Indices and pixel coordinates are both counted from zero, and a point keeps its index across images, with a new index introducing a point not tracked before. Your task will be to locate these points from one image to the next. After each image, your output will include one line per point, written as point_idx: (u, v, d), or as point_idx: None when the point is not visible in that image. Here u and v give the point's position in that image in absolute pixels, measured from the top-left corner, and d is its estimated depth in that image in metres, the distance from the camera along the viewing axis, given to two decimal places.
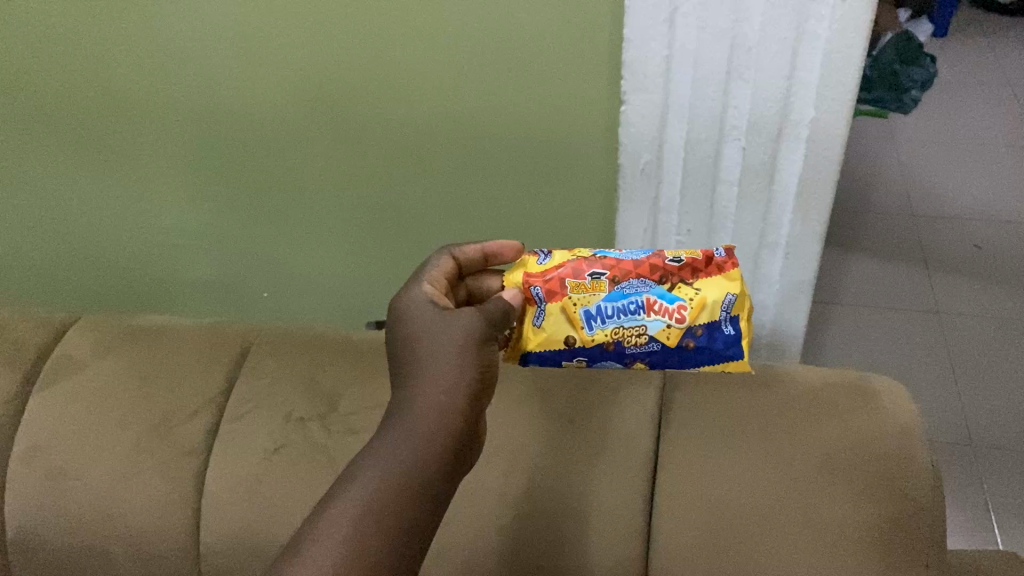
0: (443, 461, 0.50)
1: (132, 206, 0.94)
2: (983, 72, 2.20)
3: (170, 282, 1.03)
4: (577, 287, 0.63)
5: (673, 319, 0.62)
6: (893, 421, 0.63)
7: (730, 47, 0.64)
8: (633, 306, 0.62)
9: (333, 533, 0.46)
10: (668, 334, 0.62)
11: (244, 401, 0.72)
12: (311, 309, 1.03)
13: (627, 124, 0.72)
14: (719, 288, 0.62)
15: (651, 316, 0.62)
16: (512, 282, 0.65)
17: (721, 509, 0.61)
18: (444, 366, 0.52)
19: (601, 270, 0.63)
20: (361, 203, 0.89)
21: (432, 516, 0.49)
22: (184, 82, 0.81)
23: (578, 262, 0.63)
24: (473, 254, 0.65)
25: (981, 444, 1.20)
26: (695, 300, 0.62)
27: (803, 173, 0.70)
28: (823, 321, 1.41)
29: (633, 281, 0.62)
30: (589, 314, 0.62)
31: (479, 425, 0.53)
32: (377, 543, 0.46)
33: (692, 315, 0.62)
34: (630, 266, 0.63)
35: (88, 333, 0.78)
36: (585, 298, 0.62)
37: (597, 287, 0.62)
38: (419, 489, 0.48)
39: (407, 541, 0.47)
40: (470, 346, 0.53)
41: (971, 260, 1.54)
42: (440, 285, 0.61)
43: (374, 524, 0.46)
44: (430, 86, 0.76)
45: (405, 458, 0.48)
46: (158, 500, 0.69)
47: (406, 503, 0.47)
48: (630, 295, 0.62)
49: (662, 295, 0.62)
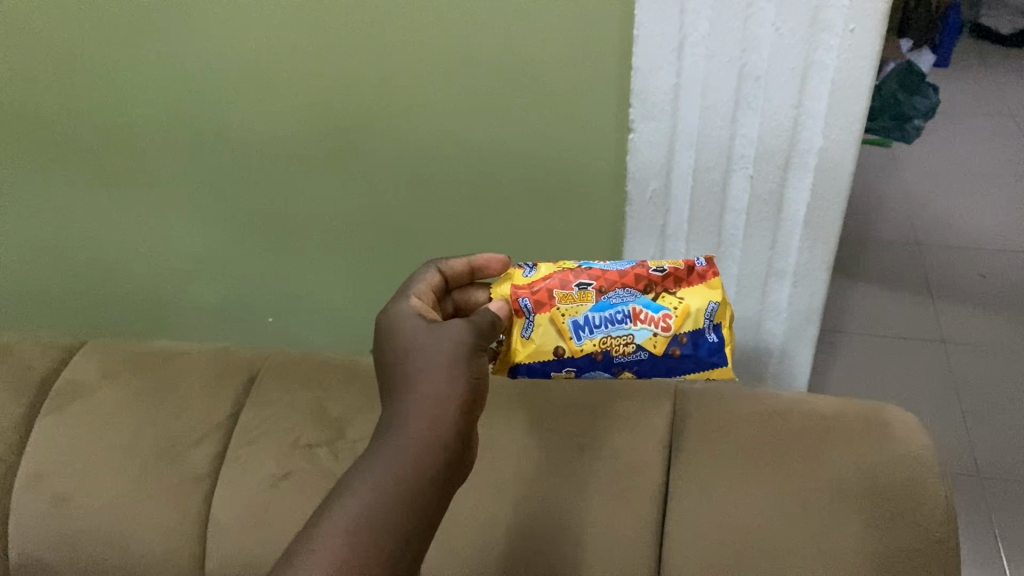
0: (436, 474, 0.49)
1: (137, 231, 0.95)
2: (984, 102, 2.21)
3: (175, 309, 1.03)
4: (565, 298, 0.66)
5: (659, 327, 0.66)
6: (905, 452, 0.62)
7: (740, 77, 0.65)
8: (620, 315, 0.66)
9: (326, 545, 0.45)
10: (654, 342, 0.66)
11: (252, 427, 0.71)
12: (317, 336, 1.03)
13: (635, 152, 0.72)
14: (700, 297, 0.66)
15: (638, 325, 0.66)
16: (499, 293, 0.67)
17: (732, 538, 0.60)
18: (435, 375, 0.51)
19: (588, 280, 0.66)
20: (368, 228, 0.88)
21: (422, 527, 0.48)
22: (191, 103, 0.82)
23: (565, 274, 0.67)
24: (460, 267, 0.65)
25: (990, 476, 1.19)
26: (679, 308, 0.66)
27: (811, 203, 0.70)
28: (829, 351, 1.40)
29: (618, 291, 0.66)
30: (578, 324, 0.66)
31: (472, 436, 0.52)
32: (368, 553, 0.45)
33: (676, 324, 0.65)
34: (616, 276, 0.66)
35: (96, 359, 0.78)
36: (573, 309, 0.66)
37: (585, 297, 0.66)
38: (411, 501, 0.47)
39: (399, 553, 0.46)
40: (460, 357, 0.53)
41: (976, 290, 1.53)
42: (427, 299, 0.61)
43: (365, 536, 0.46)
44: (433, 109, 0.77)
45: (398, 470, 0.48)
46: (163, 526, 0.68)
47: (398, 516, 0.47)
48: (617, 305, 0.66)
49: (647, 305, 0.66)
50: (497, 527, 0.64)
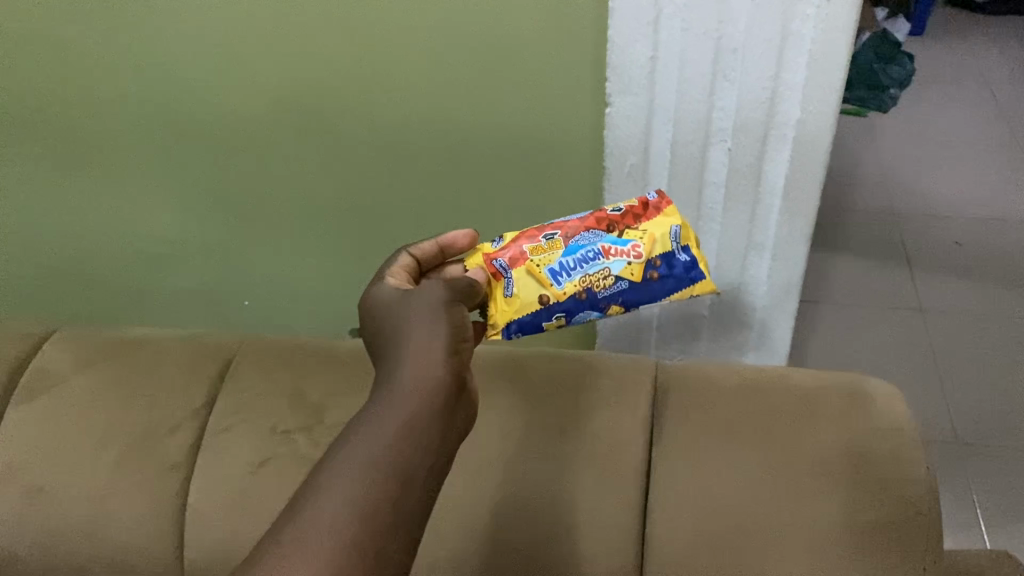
0: (439, 414, 0.46)
1: (107, 215, 0.93)
2: (958, 69, 2.22)
3: (148, 294, 1.01)
4: (535, 250, 0.62)
5: (632, 256, 0.61)
6: (887, 426, 0.62)
7: (717, 48, 0.64)
8: (592, 253, 0.61)
9: (338, 484, 0.41)
10: (632, 271, 0.61)
11: (227, 414, 0.70)
12: (294, 318, 1.02)
13: (612, 126, 0.71)
14: (664, 223, 0.62)
15: (611, 259, 0.61)
16: (474, 265, 0.63)
17: (716, 513, 0.60)
18: (421, 328, 0.50)
19: (552, 231, 0.63)
20: (343, 207, 0.87)
21: (433, 467, 0.45)
22: (158, 81, 0.79)
23: (529, 232, 0.63)
24: (431, 248, 0.63)
25: (966, 442, 1.21)
26: (645, 237, 0.61)
27: (788, 175, 0.70)
28: (809, 322, 1.41)
29: (585, 234, 0.62)
30: (553, 270, 0.61)
31: (465, 389, 0.50)
32: (396, 498, 0.42)
33: (647, 249, 0.61)
34: (577, 224, 0.63)
35: (67, 347, 0.76)
36: (546, 257, 0.61)
37: (553, 245, 0.62)
38: (426, 445, 0.45)
39: (414, 489, 0.43)
40: (441, 309, 0.52)
41: (952, 258, 1.54)
42: (403, 279, 0.59)
43: (379, 473, 0.42)
44: (406, 85, 0.75)
45: (402, 408, 0.45)
46: (141, 516, 0.67)
47: (410, 452, 0.43)
48: (585, 246, 0.61)
49: (615, 241, 0.62)
50: (479, 508, 0.64)
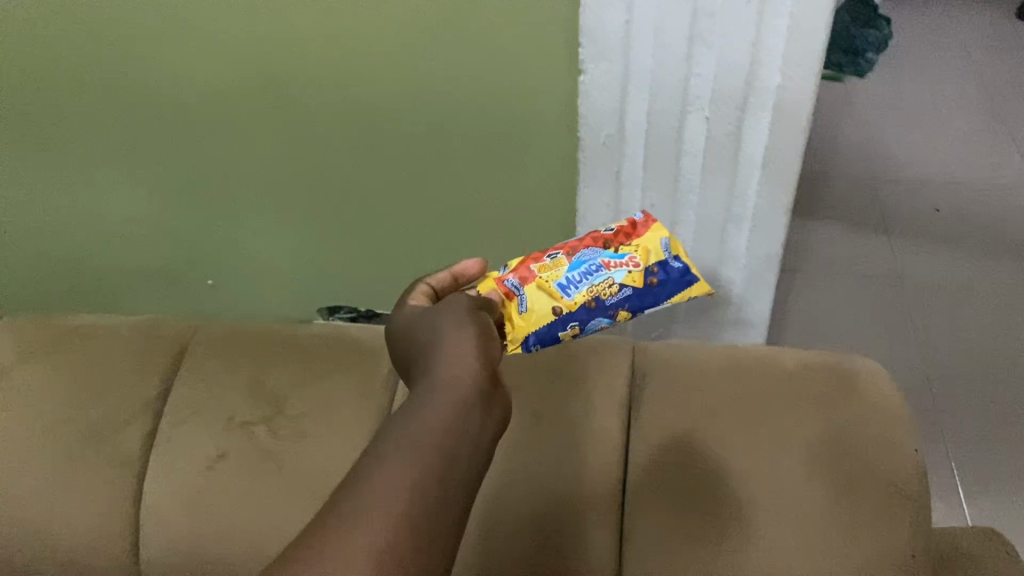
0: (480, 391, 0.45)
1: (57, 195, 0.88)
2: (934, 31, 2.19)
3: (105, 276, 0.97)
4: (542, 268, 0.61)
5: (632, 265, 0.60)
6: (874, 409, 0.61)
7: (693, 13, 0.60)
8: (594, 267, 0.60)
9: (385, 458, 0.39)
10: (634, 279, 0.60)
11: (183, 406, 0.67)
12: (260, 298, 0.98)
13: (586, 95, 0.68)
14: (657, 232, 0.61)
15: (613, 270, 0.60)
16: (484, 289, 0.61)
17: (697, 502, 0.58)
18: (451, 325, 0.49)
19: (554, 250, 0.62)
20: (307, 184, 0.83)
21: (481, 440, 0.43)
22: (105, 54, 0.75)
23: (533, 254, 0.62)
24: (447, 278, 0.59)
25: (946, 411, 1.20)
26: (639, 249, 0.60)
27: (768, 143, 0.67)
28: (788, 292, 1.39)
29: (586, 250, 0.61)
30: (561, 285, 0.60)
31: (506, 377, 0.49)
32: (443, 467, 0.40)
33: (644, 258, 0.60)
34: (576, 242, 0.62)
35: (14, 336, 0.72)
36: (552, 274, 0.60)
37: (557, 263, 0.61)
38: (473, 420, 0.43)
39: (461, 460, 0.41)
40: (467, 311, 0.51)
41: (930, 224, 1.53)
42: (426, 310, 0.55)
43: (426, 445, 0.40)
44: (369, 55, 0.71)
45: (442, 387, 0.44)
46: (95, 514, 0.64)
47: (454, 425, 0.42)
48: (588, 261, 0.60)
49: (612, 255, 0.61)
50: None
